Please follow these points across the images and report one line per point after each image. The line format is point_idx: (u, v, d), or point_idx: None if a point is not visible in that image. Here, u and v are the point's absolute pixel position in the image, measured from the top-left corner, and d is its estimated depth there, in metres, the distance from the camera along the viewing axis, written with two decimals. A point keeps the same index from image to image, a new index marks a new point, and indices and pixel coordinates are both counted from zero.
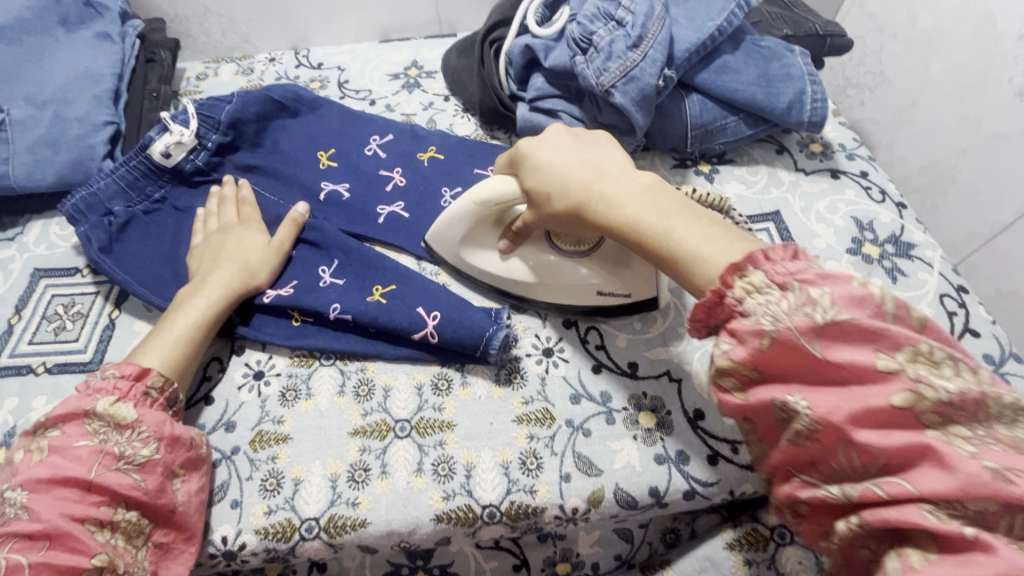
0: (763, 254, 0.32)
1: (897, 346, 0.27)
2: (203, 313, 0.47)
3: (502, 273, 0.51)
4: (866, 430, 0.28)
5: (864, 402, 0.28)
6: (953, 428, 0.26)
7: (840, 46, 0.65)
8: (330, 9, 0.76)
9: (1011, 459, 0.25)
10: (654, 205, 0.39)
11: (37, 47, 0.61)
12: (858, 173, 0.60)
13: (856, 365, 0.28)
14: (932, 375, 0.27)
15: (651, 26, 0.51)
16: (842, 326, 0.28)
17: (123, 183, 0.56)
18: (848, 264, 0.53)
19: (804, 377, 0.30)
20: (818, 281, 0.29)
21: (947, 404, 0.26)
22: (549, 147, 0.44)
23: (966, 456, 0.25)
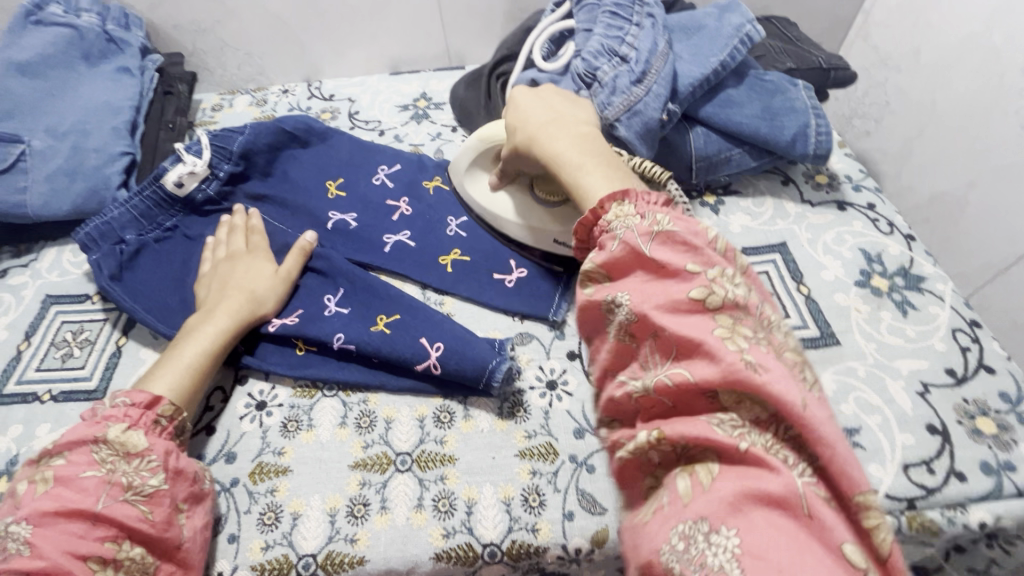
0: (640, 193, 0.38)
1: (709, 263, 0.33)
2: (213, 340, 0.48)
3: (488, 212, 0.56)
4: (671, 319, 0.32)
5: (670, 297, 0.33)
6: (737, 330, 0.31)
7: (844, 79, 0.66)
8: (343, 43, 0.77)
9: (770, 362, 0.30)
10: (578, 148, 0.44)
11: (61, 80, 0.63)
12: (866, 204, 0.60)
13: (674, 268, 0.33)
14: (722, 284, 0.33)
15: (654, 61, 0.52)
16: (670, 235, 0.34)
17: (136, 213, 0.57)
18: (857, 296, 0.52)
19: (635, 280, 0.35)
20: (667, 213, 0.36)
21: (733, 307, 0.32)
22: (535, 95, 0.49)
23: (732, 349, 0.30)
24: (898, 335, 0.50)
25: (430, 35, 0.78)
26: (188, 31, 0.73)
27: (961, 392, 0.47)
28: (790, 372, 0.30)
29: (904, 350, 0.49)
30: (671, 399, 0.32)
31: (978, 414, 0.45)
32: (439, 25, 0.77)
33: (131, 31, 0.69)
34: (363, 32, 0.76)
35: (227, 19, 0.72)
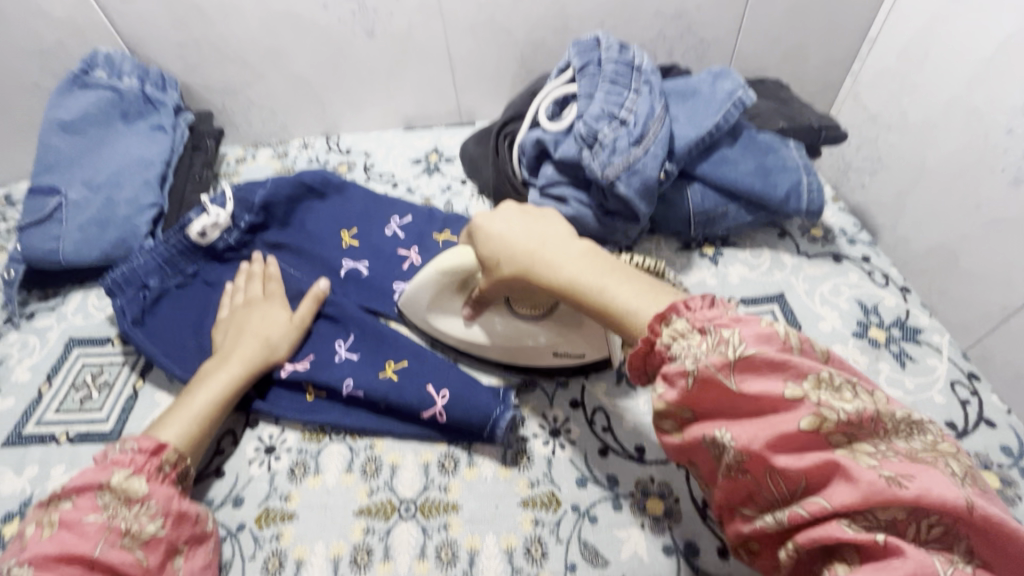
0: (685, 303, 0.36)
1: (801, 374, 0.31)
2: (224, 388, 0.49)
3: (467, 337, 0.53)
4: (787, 456, 0.31)
5: (778, 428, 0.31)
6: (855, 445, 0.30)
7: (834, 138, 0.69)
8: (361, 102, 0.82)
9: (906, 466, 0.28)
10: (588, 268, 0.43)
11: (99, 137, 0.69)
12: (860, 257, 0.62)
13: (770, 397, 0.32)
14: (832, 399, 0.31)
15: (651, 125, 0.56)
16: (750, 360, 0.32)
17: (161, 259, 0.60)
18: (855, 347, 0.54)
19: (731, 411, 0.33)
20: (728, 324, 0.34)
21: (847, 422, 0.30)
22: (503, 221, 0.47)
23: (866, 468, 0.29)
24: (897, 387, 0.51)
25: (442, 94, 0.83)
26: (218, 92, 0.79)
27: (962, 445, 0.47)
28: (932, 467, 0.28)
29: (904, 402, 0.49)
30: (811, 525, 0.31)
31: (980, 468, 0.46)
32: (451, 85, 0.82)
33: (167, 92, 0.74)
34: (380, 92, 0.81)
35: (255, 80, 0.78)
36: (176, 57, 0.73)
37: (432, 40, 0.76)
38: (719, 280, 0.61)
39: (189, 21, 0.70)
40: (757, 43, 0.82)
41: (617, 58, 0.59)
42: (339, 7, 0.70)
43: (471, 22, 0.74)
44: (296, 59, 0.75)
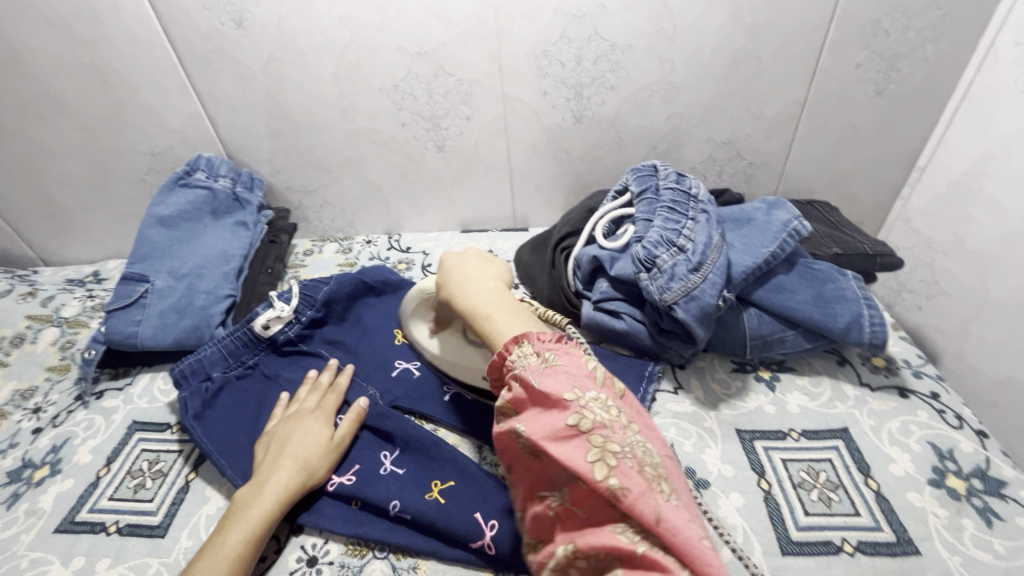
0: (537, 336, 0.45)
1: (587, 396, 0.40)
2: (255, 526, 0.47)
3: (434, 351, 0.61)
4: (562, 452, 0.38)
5: (557, 429, 0.39)
6: (609, 453, 0.38)
7: (891, 265, 0.68)
8: (424, 206, 0.88)
9: (632, 477, 0.37)
10: (492, 301, 0.50)
11: (190, 231, 0.76)
12: (929, 393, 0.59)
13: (561, 405, 0.40)
14: (602, 419, 0.39)
15: (710, 253, 0.57)
16: (557, 375, 0.41)
17: (225, 351, 0.63)
18: (932, 497, 0.50)
19: (534, 412, 0.41)
20: (557, 354, 0.43)
21: (603, 436, 0.38)
22: (457, 256, 0.55)
23: (607, 470, 0.37)
24: (985, 550, 0.46)
25: (500, 203, 0.88)
26: (297, 192, 0.86)
27: None
28: (648, 482, 0.37)
29: (995, 569, 0.45)
30: (582, 509, 0.38)
31: None
32: (509, 194, 0.87)
33: (254, 191, 0.81)
34: (442, 198, 0.87)
35: (331, 183, 0.85)
36: (266, 161, 0.82)
37: (496, 156, 0.82)
38: (778, 408, 0.59)
39: (282, 133, 0.78)
40: (805, 169, 0.85)
41: (675, 186, 0.63)
42: (415, 126, 0.78)
43: (533, 143, 0.80)
44: (370, 168, 0.83)
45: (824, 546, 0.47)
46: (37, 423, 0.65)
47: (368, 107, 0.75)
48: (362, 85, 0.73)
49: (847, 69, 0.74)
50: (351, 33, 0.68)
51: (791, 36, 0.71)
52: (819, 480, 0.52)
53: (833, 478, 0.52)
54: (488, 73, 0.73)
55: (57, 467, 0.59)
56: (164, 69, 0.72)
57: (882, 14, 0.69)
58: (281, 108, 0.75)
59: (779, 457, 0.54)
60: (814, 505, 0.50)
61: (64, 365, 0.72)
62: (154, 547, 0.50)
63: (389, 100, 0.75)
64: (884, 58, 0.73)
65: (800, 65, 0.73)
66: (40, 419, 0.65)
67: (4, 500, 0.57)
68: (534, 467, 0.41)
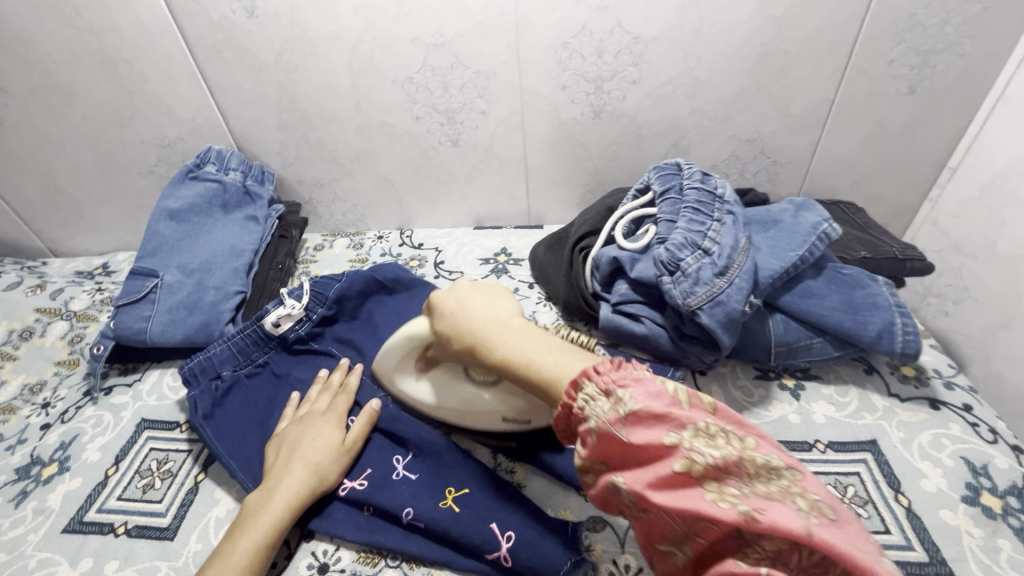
0: (594, 370, 0.40)
1: (681, 425, 0.35)
2: (266, 533, 0.46)
3: (432, 398, 0.56)
4: (671, 497, 0.34)
5: (659, 475, 0.34)
6: (725, 484, 0.32)
7: (922, 269, 0.65)
8: (437, 200, 0.86)
9: (763, 503, 0.31)
10: (528, 343, 0.47)
11: (200, 225, 0.74)
12: (961, 405, 0.57)
13: (652, 445, 0.35)
14: (703, 446, 0.34)
15: (736, 257, 0.55)
16: (636, 413, 0.36)
17: (234, 349, 0.62)
18: (966, 515, 0.48)
19: (630, 462, 0.36)
20: (628, 384, 0.37)
21: (715, 469, 0.33)
22: (454, 296, 0.52)
23: (726, 506, 0.31)
24: None
25: (514, 199, 0.86)
26: (308, 185, 0.84)
27: None
28: (784, 504, 0.31)
29: None
30: (718, 550, 0.32)
31: None
32: (524, 190, 0.85)
33: (265, 185, 0.80)
34: (455, 193, 0.85)
35: (342, 177, 0.83)
36: (277, 154, 0.80)
37: (511, 151, 0.80)
38: (803, 418, 0.57)
39: (293, 126, 0.76)
40: (830, 168, 0.82)
41: (700, 185, 0.60)
42: (429, 119, 0.76)
43: (550, 138, 0.78)
44: (383, 162, 0.81)
45: None
46: (45, 419, 0.64)
47: (381, 99, 0.73)
48: (375, 76, 0.71)
49: (879, 64, 0.71)
50: (365, 22, 0.66)
51: (822, 30, 0.68)
52: (846, 495, 0.50)
53: (861, 493, 0.50)
54: (505, 65, 0.70)
55: (66, 465, 0.58)
56: (173, 58, 0.70)
57: (918, 7, 0.66)
58: (292, 99, 0.73)
59: None
60: None
61: (73, 360, 0.71)
62: (163, 550, 0.49)
63: (403, 93, 0.73)
64: (918, 54, 0.70)
65: (830, 60, 0.70)
66: (48, 415, 0.64)
67: (13, 498, 0.56)
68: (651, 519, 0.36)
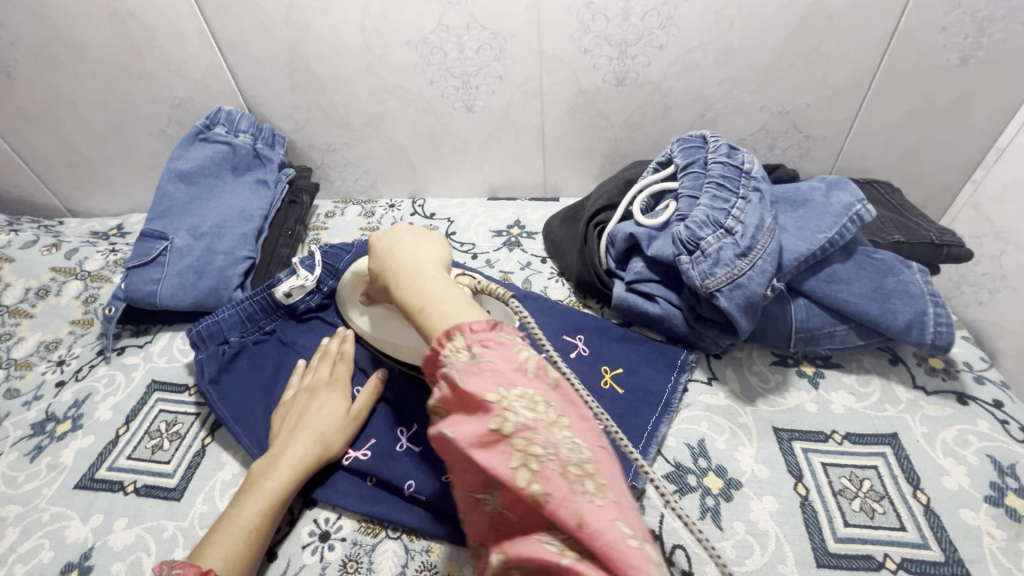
0: (469, 324, 0.35)
1: (512, 387, 0.32)
2: (271, 498, 0.46)
3: (381, 334, 0.57)
4: (484, 458, 0.31)
5: (477, 433, 0.31)
6: (532, 453, 0.30)
7: (959, 257, 0.61)
8: (450, 168, 0.84)
9: (559, 481, 0.29)
10: (430, 288, 0.41)
11: (209, 188, 0.73)
12: (992, 401, 0.54)
13: (482, 401, 0.31)
14: (525, 412, 0.31)
15: (760, 237, 0.52)
16: (479, 364, 0.33)
17: (243, 315, 0.61)
18: (988, 516, 0.46)
19: (455, 410, 0.33)
20: (488, 343, 0.34)
21: (528, 436, 0.30)
22: (388, 236, 0.48)
23: (532, 477, 0.29)
24: None
25: (531, 168, 0.83)
26: (320, 150, 0.82)
27: None
28: (576, 486, 0.29)
29: None
30: (515, 514, 0.31)
31: None
32: (541, 160, 0.82)
33: (275, 148, 0.78)
34: (470, 161, 0.83)
35: (354, 143, 0.81)
36: (288, 117, 0.78)
37: (529, 119, 0.76)
38: (821, 407, 0.55)
39: (304, 88, 0.74)
40: (868, 144, 0.77)
41: (726, 159, 0.57)
42: (443, 84, 0.73)
43: (570, 106, 0.74)
44: (396, 127, 0.78)
45: (863, 561, 0.44)
46: (60, 375, 0.65)
47: (394, 60, 0.70)
48: (388, 35, 0.68)
49: (930, 32, 0.65)
50: None
51: None
52: (861, 489, 0.48)
53: (878, 488, 0.48)
54: (524, 26, 0.66)
55: (79, 423, 0.59)
56: (182, 14, 0.68)
57: None
58: (303, 59, 0.71)
59: (820, 461, 0.50)
60: (855, 516, 0.47)
61: (88, 319, 0.72)
62: (169, 510, 0.50)
63: (417, 54, 0.69)
64: (975, 21, 0.64)
65: (876, 26, 0.65)
66: (63, 372, 0.66)
67: (27, 452, 0.57)
68: (460, 473, 0.33)
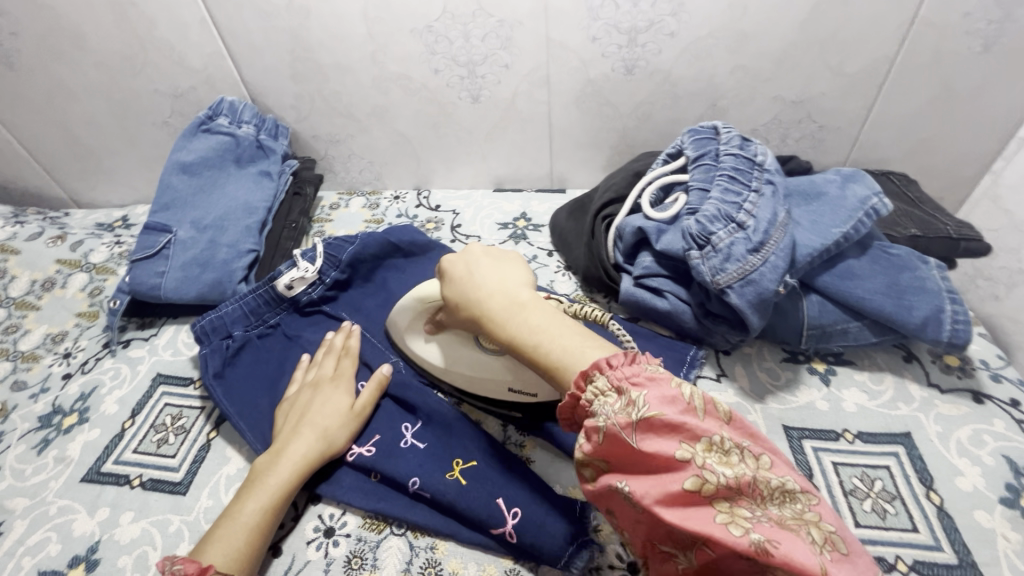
0: (607, 364, 0.37)
1: (696, 438, 0.33)
2: (273, 494, 0.46)
3: (443, 363, 0.55)
4: (683, 515, 0.32)
5: (669, 490, 0.32)
6: (735, 503, 0.31)
7: (979, 251, 0.59)
8: (455, 159, 0.83)
9: (772, 528, 0.30)
10: (541, 326, 0.43)
11: (213, 179, 0.73)
12: (1008, 400, 0.53)
13: (666, 458, 0.33)
14: (716, 462, 0.32)
15: (773, 232, 0.50)
16: (652, 422, 0.33)
17: (246, 309, 0.61)
18: (1003, 518, 0.45)
19: (633, 466, 0.34)
20: (645, 389, 0.35)
21: (725, 484, 0.31)
22: (464, 263, 0.48)
23: (742, 531, 0.30)
24: None
25: (537, 160, 0.82)
26: (323, 140, 0.81)
27: None
28: (794, 531, 0.30)
29: None
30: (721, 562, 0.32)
31: None
32: (548, 151, 0.80)
33: (278, 139, 0.77)
34: (475, 152, 0.81)
35: (358, 133, 0.80)
36: (291, 107, 0.77)
37: (535, 108, 0.75)
38: (832, 405, 0.54)
39: (307, 77, 0.73)
40: (884, 135, 0.75)
41: (738, 151, 0.56)
42: (448, 73, 0.71)
43: (577, 95, 0.73)
44: (400, 117, 0.77)
45: (874, 563, 0.44)
46: (67, 368, 0.66)
47: (397, 49, 0.69)
48: (391, 23, 0.66)
49: (952, 17, 0.63)
50: None
51: None
52: (872, 489, 0.48)
53: (890, 488, 0.48)
54: (531, 13, 0.65)
55: (85, 416, 0.59)
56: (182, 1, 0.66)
57: None
58: (306, 48, 0.70)
59: (831, 460, 0.50)
60: (866, 516, 0.46)
61: (93, 312, 0.72)
62: (175, 505, 0.50)
63: (421, 42, 0.68)
64: (999, 5, 0.61)
65: (896, 12, 0.63)
66: (69, 364, 0.66)
67: (35, 445, 0.57)
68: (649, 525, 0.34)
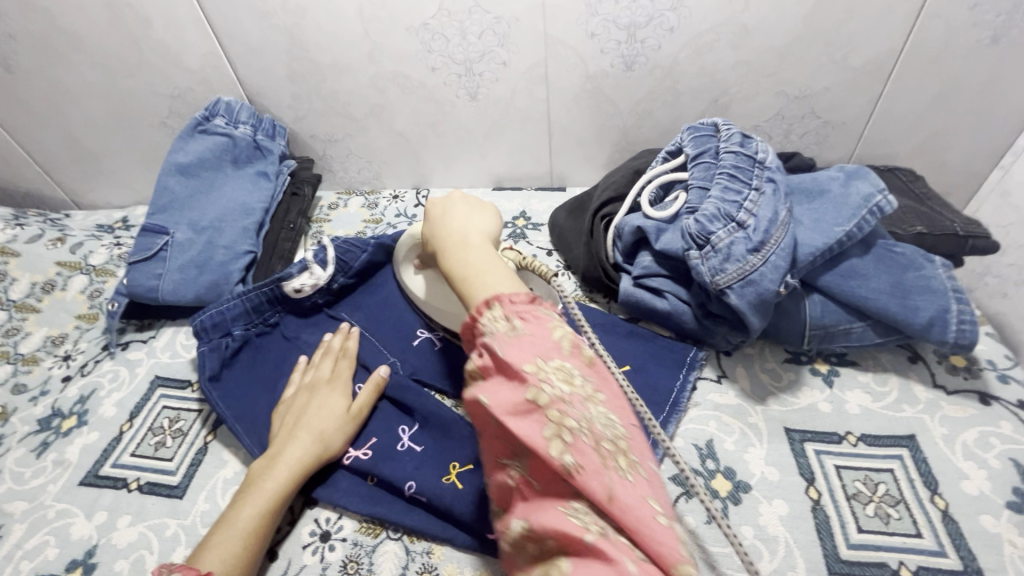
0: (508, 296, 0.37)
1: (548, 361, 0.33)
2: (270, 500, 0.46)
3: (426, 296, 0.58)
4: (520, 425, 0.31)
5: (513, 400, 0.32)
6: (565, 423, 0.31)
7: (985, 249, 0.58)
8: (453, 157, 0.82)
9: (590, 453, 0.31)
10: (476, 261, 0.42)
11: (210, 180, 0.73)
12: (1015, 401, 0.51)
13: (518, 371, 0.33)
14: (562, 386, 0.32)
15: (774, 231, 0.49)
16: (518, 337, 0.34)
17: (248, 307, 0.59)
18: (1009, 523, 0.44)
19: (491, 377, 0.34)
20: (527, 317, 0.35)
21: (561, 404, 0.32)
22: (443, 201, 0.49)
23: (563, 445, 0.30)
24: None
25: (537, 158, 0.81)
26: (321, 140, 0.81)
27: None
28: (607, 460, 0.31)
29: None
30: (541, 484, 0.32)
31: None
32: (547, 149, 0.80)
33: (276, 139, 0.77)
34: (474, 151, 0.81)
35: (357, 132, 0.79)
36: (288, 107, 0.76)
37: (534, 106, 0.74)
38: (835, 407, 0.53)
39: (304, 77, 0.72)
40: (890, 130, 0.73)
41: (738, 149, 0.55)
42: (445, 72, 0.70)
43: (577, 93, 0.72)
44: (397, 116, 0.76)
45: (877, 569, 0.43)
46: (67, 371, 0.66)
47: (394, 47, 0.68)
48: (388, 21, 0.66)
49: (961, 9, 0.61)
50: None
51: None
52: (876, 493, 0.47)
53: (893, 492, 0.47)
54: (529, 10, 0.64)
55: (83, 418, 0.59)
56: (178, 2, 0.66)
57: None
58: (302, 48, 0.69)
59: (833, 463, 0.49)
60: (869, 521, 0.45)
61: (93, 314, 0.72)
62: (172, 508, 0.50)
63: (418, 41, 0.67)
64: None
65: (902, 4, 0.61)
66: (69, 367, 0.66)
67: (34, 447, 0.58)
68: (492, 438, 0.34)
